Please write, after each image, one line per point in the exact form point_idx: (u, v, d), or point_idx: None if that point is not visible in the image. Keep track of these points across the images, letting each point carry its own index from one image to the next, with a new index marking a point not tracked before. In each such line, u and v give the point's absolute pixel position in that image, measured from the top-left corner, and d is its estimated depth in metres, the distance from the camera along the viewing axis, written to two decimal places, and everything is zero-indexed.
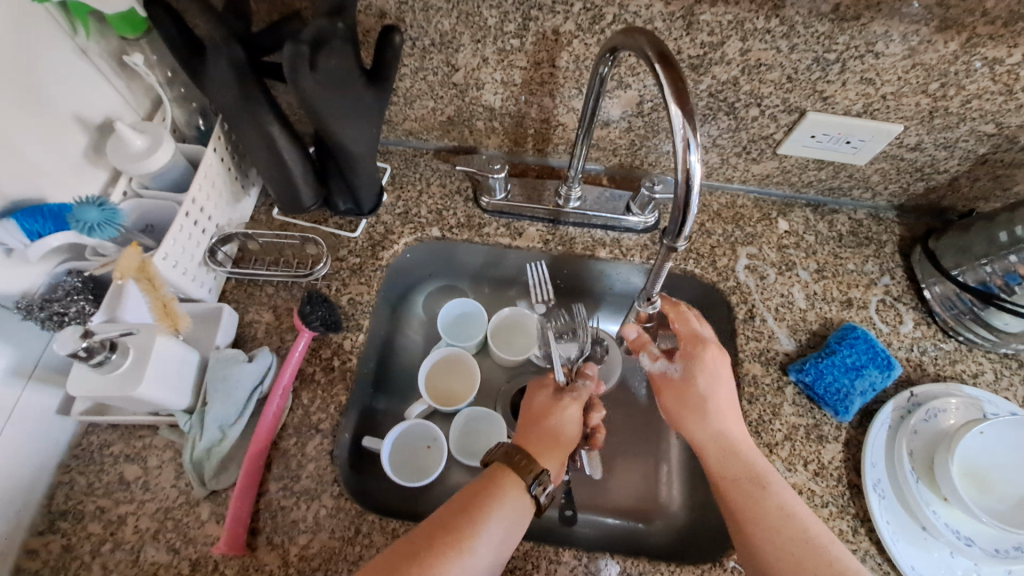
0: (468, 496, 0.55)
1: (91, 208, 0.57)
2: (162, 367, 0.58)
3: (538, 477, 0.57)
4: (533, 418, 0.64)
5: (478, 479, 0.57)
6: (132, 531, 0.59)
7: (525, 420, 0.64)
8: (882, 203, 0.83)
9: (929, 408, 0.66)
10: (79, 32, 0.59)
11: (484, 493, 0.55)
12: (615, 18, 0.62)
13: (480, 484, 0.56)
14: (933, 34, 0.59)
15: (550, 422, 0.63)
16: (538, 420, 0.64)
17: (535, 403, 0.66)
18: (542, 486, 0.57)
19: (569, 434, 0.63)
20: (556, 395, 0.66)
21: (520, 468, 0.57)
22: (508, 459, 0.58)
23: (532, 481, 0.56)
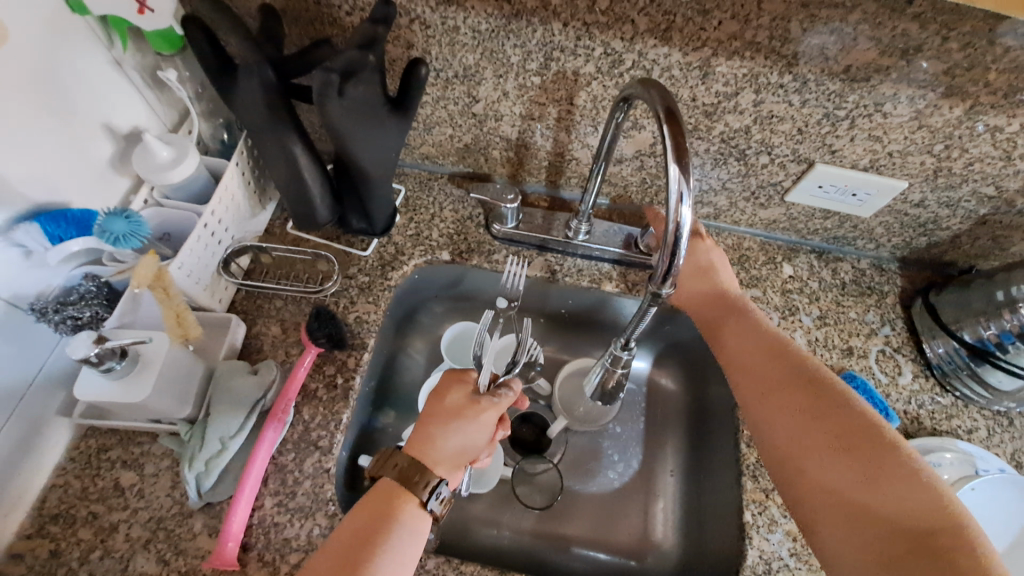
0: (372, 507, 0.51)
1: (118, 219, 0.57)
2: (168, 376, 0.59)
3: (431, 488, 0.52)
4: (438, 417, 0.56)
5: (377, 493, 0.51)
6: (123, 540, 0.59)
7: (428, 414, 0.57)
8: (885, 254, 0.85)
9: (923, 462, 0.67)
10: (115, 44, 0.62)
11: (392, 497, 0.51)
12: (634, 64, 0.64)
13: (386, 487, 0.52)
14: (939, 99, 0.61)
15: (456, 428, 0.55)
16: (446, 420, 0.56)
17: (447, 400, 0.57)
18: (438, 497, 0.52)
19: (475, 443, 0.56)
20: (472, 397, 0.58)
21: (412, 483, 0.51)
22: (398, 471, 0.52)
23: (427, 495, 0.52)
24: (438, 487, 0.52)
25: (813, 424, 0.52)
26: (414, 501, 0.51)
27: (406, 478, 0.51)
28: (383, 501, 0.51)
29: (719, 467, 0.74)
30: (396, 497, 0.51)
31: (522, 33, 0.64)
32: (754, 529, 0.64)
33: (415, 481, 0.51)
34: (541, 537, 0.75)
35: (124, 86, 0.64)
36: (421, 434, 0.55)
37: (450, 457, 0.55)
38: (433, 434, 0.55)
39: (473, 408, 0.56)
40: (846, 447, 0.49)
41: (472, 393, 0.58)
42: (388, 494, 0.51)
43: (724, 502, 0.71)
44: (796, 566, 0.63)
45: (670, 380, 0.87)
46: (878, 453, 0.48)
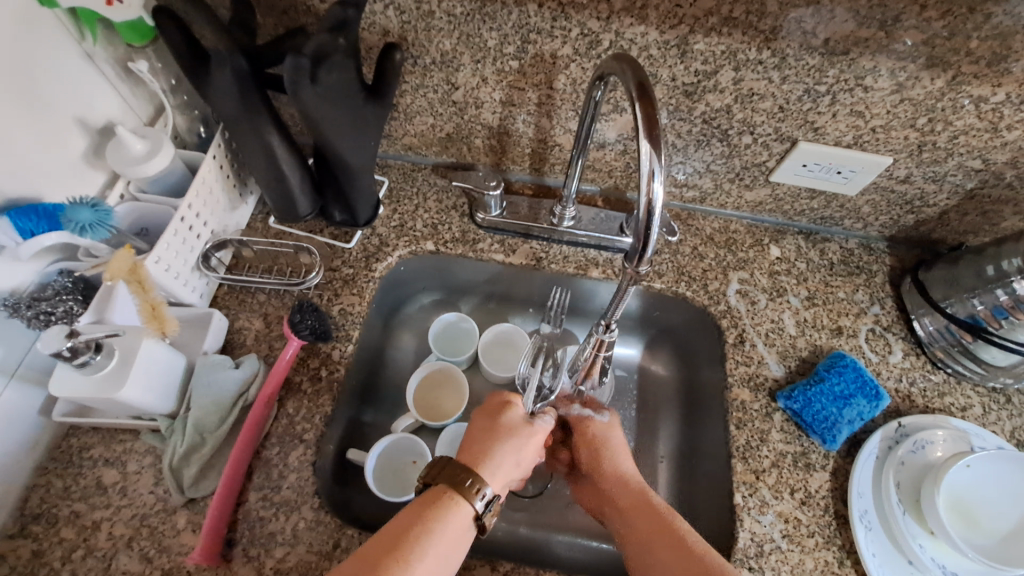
0: (410, 517, 0.51)
1: (84, 208, 0.57)
2: (146, 370, 0.58)
3: (483, 494, 0.53)
4: (490, 435, 0.59)
5: (422, 505, 0.52)
6: (106, 538, 0.58)
7: (480, 433, 0.60)
8: (873, 233, 0.84)
9: (916, 440, 0.65)
10: (86, 37, 0.60)
11: (439, 502, 0.52)
12: (611, 44, 0.64)
13: (434, 493, 0.53)
14: (921, 71, 0.60)
15: (511, 443, 0.59)
16: (499, 436, 0.59)
17: (502, 420, 0.61)
18: (488, 507, 0.53)
19: (524, 463, 0.60)
20: (526, 419, 0.62)
21: (465, 490, 0.53)
22: (454, 479, 0.53)
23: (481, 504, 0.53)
24: (491, 499, 0.54)
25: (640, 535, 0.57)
26: (465, 508, 0.52)
27: (460, 484, 0.53)
28: (430, 510, 0.51)
29: (710, 451, 0.73)
30: (445, 505, 0.52)
31: (498, 16, 0.63)
32: (745, 512, 0.64)
33: (466, 487, 0.53)
34: (534, 528, 0.75)
35: (97, 80, 0.63)
36: (474, 450, 0.58)
37: (503, 473, 0.57)
38: (488, 447, 0.58)
39: (524, 427, 0.61)
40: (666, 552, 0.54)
41: (524, 415, 0.63)
42: (436, 504, 0.52)
43: (716, 487, 0.70)
44: (787, 548, 0.62)
45: (661, 366, 0.86)
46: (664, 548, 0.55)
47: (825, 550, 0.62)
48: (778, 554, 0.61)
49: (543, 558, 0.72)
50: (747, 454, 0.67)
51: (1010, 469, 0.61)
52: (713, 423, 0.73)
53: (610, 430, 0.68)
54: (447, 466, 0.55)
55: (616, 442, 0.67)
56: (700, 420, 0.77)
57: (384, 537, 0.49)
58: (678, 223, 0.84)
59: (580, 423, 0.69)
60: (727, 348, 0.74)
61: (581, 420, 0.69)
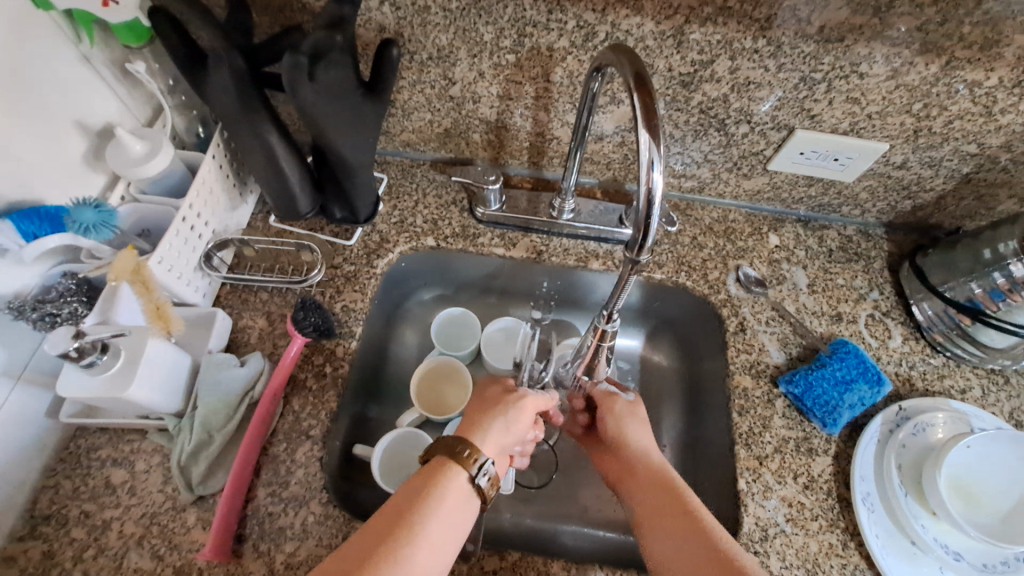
0: (411, 491, 0.51)
1: (87, 209, 0.58)
2: (152, 369, 0.58)
3: (479, 462, 0.53)
4: (485, 407, 0.60)
5: (419, 478, 0.53)
6: (116, 537, 0.59)
7: (477, 408, 0.61)
8: (871, 220, 0.85)
9: (916, 423, 0.66)
10: (82, 40, 0.60)
11: (438, 474, 0.53)
12: (608, 36, 0.64)
13: (433, 466, 0.53)
14: (915, 56, 0.61)
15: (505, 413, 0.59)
16: (492, 407, 0.60)
17: (488, 393, 0.62)
18: (483, 471, 0.54)
19: (517, 427, 0.60)
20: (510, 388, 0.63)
21: (462, 459, 0.53)
22: (450, 450, 0.54)
23: (476, 469, 0.53)
24: (488, 465, 0.54)
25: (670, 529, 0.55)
26: (461, 474, 0.53)
27: (455, 453, 0.54)
28: (425, 485, 0.52)
29: (713, 438, 0.73)
30: (443, 476, 0.52)
31: (494, 10, 0.63)
32: (748, 497, 0.64)
33: (461, 455, 0.53)
34: (540, 518, 0.76)
35: (95, 82, 0.64)
36: (468, 422, 0.59)
37: (499, 439, 0.58)
38: (484, 417, 0.59)
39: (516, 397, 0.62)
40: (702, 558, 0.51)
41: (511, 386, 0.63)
42: (430, 480, 0.52)
43: (720, 473, 0.71)
44: (791, 531, 0.63)
45: (663, 356, 0.86)
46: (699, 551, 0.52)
47: (828, 533, 0.63)
48: (782, 537, 0.62)
49: (550, 548, 0.73)
50: (750, 441, 0.68)
51: (1014, 452, 0.61)
52: (716, 412, 0.74)
53: (634, 407, 0.68)
54: (441, 438, 0.55)
55: (638, 418, 0.67)
56: (703, 409, 0.77)
57: (384, 515, 0.49)
58: (677, 214, 0.84)
59: (604, 399, 0.69)
60: (728, 336, 0.75)
61: (606, 396, 0.69)
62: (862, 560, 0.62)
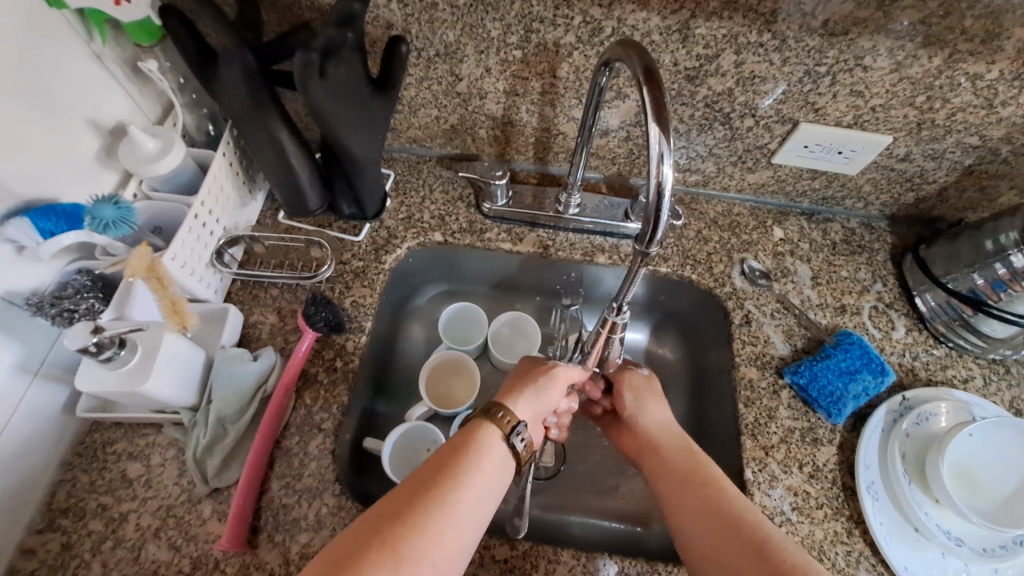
0: (451, 449, 0.52)
1: (107, 206, 0.59)
2: (169, 364, 0.59)
3: (514, 426, 0.55)
4: (521, 378, 0.63)
5: (447, 447, 0.53)
6: (133, 529, 0.60)
7: (517, 378, 0.63)
8: (874, 212, 0.85)
9: (920, 413, 0.67)
10: (95, 38, 0.61)
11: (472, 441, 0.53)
12: (614, 31, 0.64)
13: (471, 429, 0.55)
14: (918, 49, 0.61)
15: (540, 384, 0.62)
16: (523, 378, 0.62)
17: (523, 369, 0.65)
18: (519, 434, 0.55)
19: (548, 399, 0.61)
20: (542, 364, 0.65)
21: (497, 420, 0.55)
22: (487, 412, 0.56)
23: (511, 431, 0.55)
24: (523, 429, 0.55)
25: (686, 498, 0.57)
26: (497, 433, 0.54)
27: (493, 415, 0.55)
28: (462, 448, 0.52)
29: (719, 429, 0.74)
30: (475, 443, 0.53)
31: (500, 6, 0.64)
32: (755, 486, 0.65)
33: (498, 417, 0.55)
34: (549, 510, 0.76)
35: (107, 80, 0.64)
36: (506, 391, 0.61)
37: (535, 408, 0.60)
38: (521, 386, 0.61)
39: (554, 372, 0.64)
40: (717, 526, 0.53)
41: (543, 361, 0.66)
42: (467, 442, 0.53)
43: (726, 464, 0.72)
44: (797, 519, 0.64)
45: (669, 350, 0.87)
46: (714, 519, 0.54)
47: (834, 521, 0.64)
48: (788, 526, 0.63)
49: (559, 539, 0.73)
50: (756, 431, 0.69)
51: (1016, 440, 0.62)
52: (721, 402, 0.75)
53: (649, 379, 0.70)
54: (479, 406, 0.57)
55: (654, 391, 0.69)
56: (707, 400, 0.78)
57: (423, 473, 0.50)
58: (682, 208, 0.85)
59: (618, 373, 0.70)
60: (733, 329, 0.76)
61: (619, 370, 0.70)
62: (867, 547, 0.63)
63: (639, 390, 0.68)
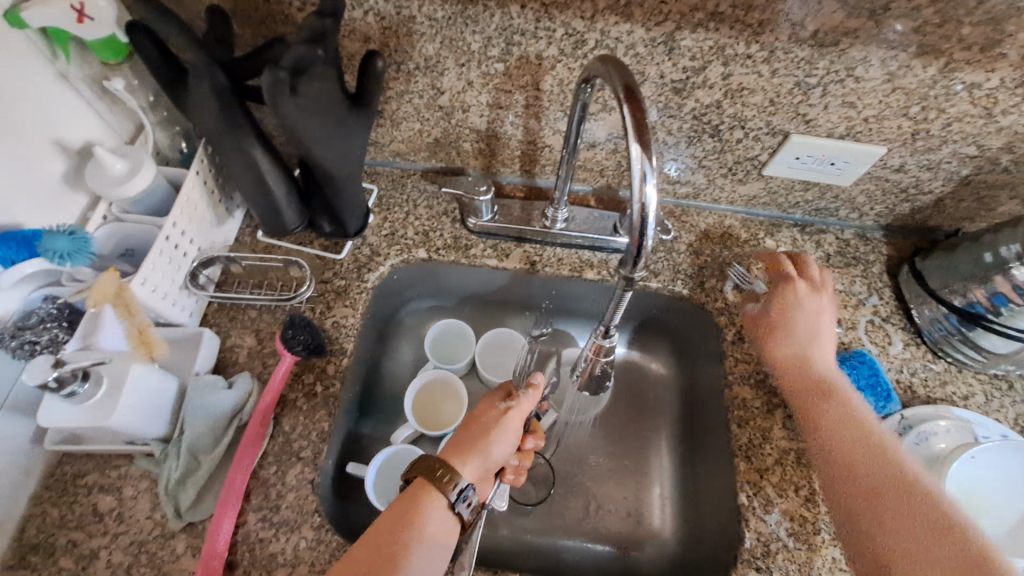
0: (402, 503, 0.51)
1: (61, 237, 0.56)
2: (136, 396, 0.57)
3: (458, 489, 0.52)
4: (472, 427, 0.58)
5: (384, 518, 0.50)
6: (104, 566, 0.57)
7: (467, 427, 0.59)
8: (869, 223, 0.83)
9: (919, 432, 0.65)
10: (59, 58, 0.59)
11: (413, 509, 0.51)
12: (598, 43, 0.62)
13: (416, 487, 0.52)
14: (912, 59, 0.59)
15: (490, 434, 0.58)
16: (476, 427, 0.59)
17: (480, 411, 0.60)
18: (463, 498, 0.52)
19: (500, 449, 0.58)
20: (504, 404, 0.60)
21: (440, 483, 0.52)
22: (430, 473, 0.52)
23: (454, 496, 0.52)
24: (467, 491, 0.53)
25: (861, 500, 0.58)
26: (438, 499, 0.52)
27: (434, 476, 0.52)
28: (414, 498, 0.52)
29: (712, 449, 0.72)
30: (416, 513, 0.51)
31: (480, 19, 0.62)
32: (749, 511, 0.63)
33: (441, 480, 0.52)
34: (539, 534, 0.74)
35: (73, 100, 0.62)
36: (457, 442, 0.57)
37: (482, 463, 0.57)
38: (472, 441, 0.57)
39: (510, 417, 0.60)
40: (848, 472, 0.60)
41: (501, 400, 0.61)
42: (419, 492, 0.52)
43: (720, 487, 0.69)
44: (794, 546, 0.61)
45: (661, 365, 0.85)
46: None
47: (832, 546, 0.62)
48: (784, 552, 0.61)
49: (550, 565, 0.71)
50: (750, 453, 0.67)
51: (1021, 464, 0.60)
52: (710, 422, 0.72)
53: None
54: (424, 459, 0.54)
55: None
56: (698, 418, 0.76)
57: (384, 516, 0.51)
58: (672, 220, 0.83)
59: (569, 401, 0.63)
60: (726, 345, 0.74)
61: None
62: None
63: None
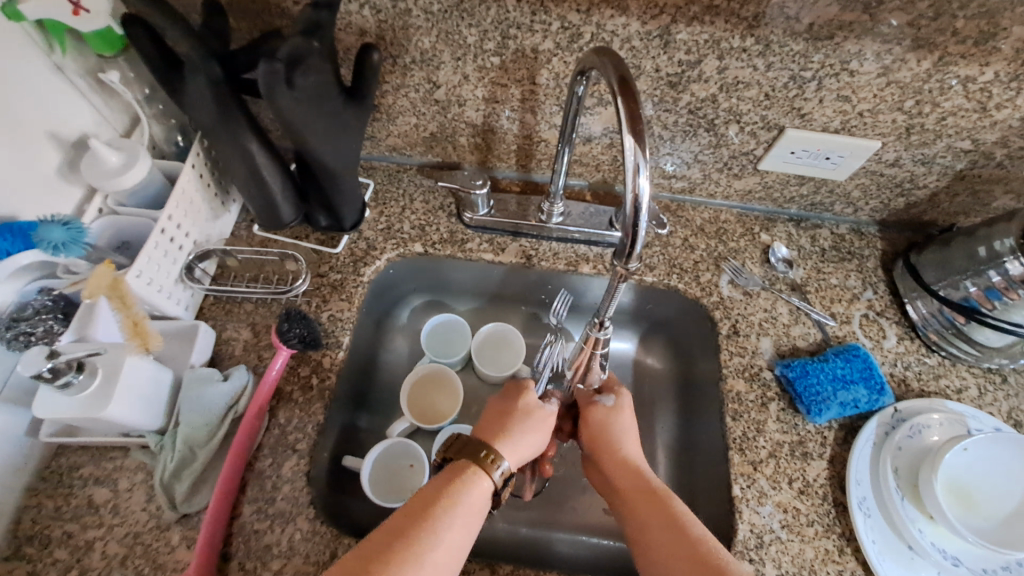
0: (441, 482, 0.52)
1: (56, 227, 0.56)
2: (131, 386, 0.57)
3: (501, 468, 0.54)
4: (502, 417, 0.61)
5: (424, 492, 0.51)
6: (99, 557, 0.57)
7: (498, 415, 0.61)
8: (864, 218, 0.84)
9: (912, 425, 0.65)
10: (55, 50, 0.59)
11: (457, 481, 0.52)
12: (593, 37, 0.63)
13: (457, 467, 0.54)
14: (906, 53, 0.60)
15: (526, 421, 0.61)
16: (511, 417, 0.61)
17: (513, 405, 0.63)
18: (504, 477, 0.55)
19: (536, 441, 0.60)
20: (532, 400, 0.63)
21: (486, 463, 0.54)
22: (475, 454, 0.54)
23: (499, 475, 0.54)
24: (508, 474, 0.55)
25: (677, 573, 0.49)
26: (484, 476, 0.53)
27: (479, 457, 0.54)
28: (453, 476, 0.53)
29: (707, 443, 0.73)
30: (459, 486, 0.52)
31: (476, 12, 0.62)
32: (743, 503, 0.63)
33: (486, 461, 0.54)
34: (534, 527, 0.75)
35: (69, 92, 0.62)
36: (491, 427, 0.59)
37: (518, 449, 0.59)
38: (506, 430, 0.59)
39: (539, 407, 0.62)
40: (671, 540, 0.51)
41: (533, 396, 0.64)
42: (459, 471, 0.53)
43: (714, 480, 0.69)
44: (787, 538, 0.62)
45: (657, 359, 0.85)
46: (663, 529, 0.52)
47: (825, 538, 0.62)
48: (778, 544, 0.61)
49: (546, 558, 0.72)
50: (744, 446, 0.67)
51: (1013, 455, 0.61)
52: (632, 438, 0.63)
53: (615, 412, 0.64)
54: (465, 442, 0.56)
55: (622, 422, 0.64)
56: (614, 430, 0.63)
57: (415, 499, 0.51)
58: (668, 215, 0.83)
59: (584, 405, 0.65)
60: (721, 339, 0.74)
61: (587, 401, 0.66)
62: (859, 566, 0.61)
63: (603, 423, 0.64)
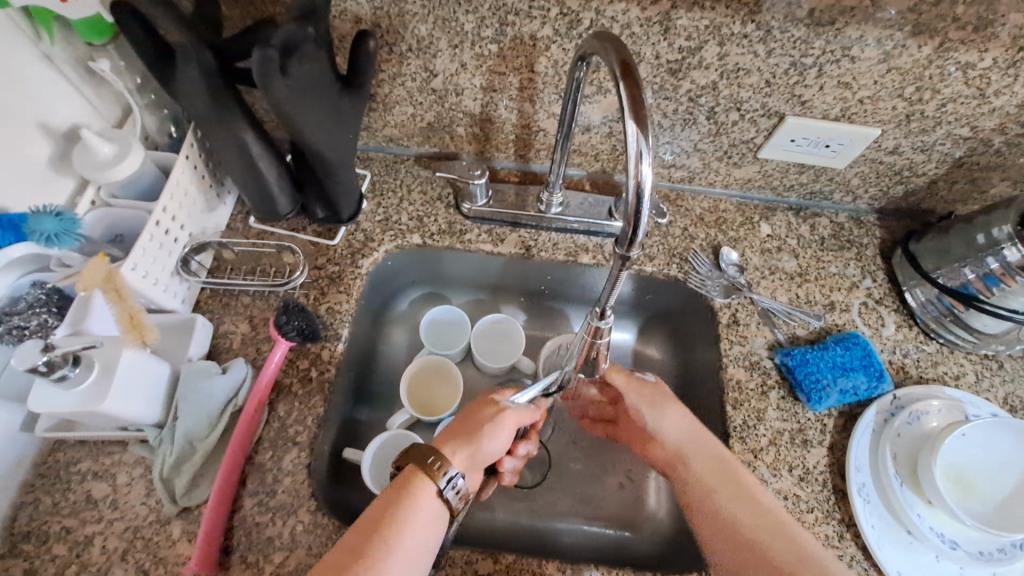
0: (396, 489, 0.53)
1: (47, 217, 0.56)
2: (128, 382, 0.56)
3: (448, 476, 0.53)
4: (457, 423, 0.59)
5: (385, 497, 0.52)
6: (100, 552, 0.57)
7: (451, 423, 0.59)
8: (863, 206, 0.84)
9: (912, 412, 0.65)
10: (43, 39, 0.57)
11: (409, 488, 0.52)
12: (592, 23, 0.62)
13: (407, 476, 0.53)
14: (908, 38, 0.59)
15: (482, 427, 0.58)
16: (466, 421, 0.59)
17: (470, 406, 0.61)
18: (452, 485, 0.53)
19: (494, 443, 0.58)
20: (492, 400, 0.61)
21: (431, 471, 0.53)
22: (421, 461, 0.54)
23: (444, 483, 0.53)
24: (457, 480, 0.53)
25: None
26: (429, 484, 0.52)
27: (425, 462, 0.53)
28: (405, 485, 0.53)
29: (708, 431, 0.73)
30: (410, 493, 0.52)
31: None
32: None
33: (432, 467, 0.53)
34: (535, 518, 0.75)
35: (59, 82, 0.61)
36: (446, 433, 0.58)
37: (471, 454, 0.56)
38: (461, 431, 0.58)
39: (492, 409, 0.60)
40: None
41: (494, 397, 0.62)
42: (408, 480, 0.53)
43: None
44: None
45: (656, 350, 0.85)
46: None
47: (825, 525, 0.62)
48: None
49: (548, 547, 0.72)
50: (745, 434, 0.67)
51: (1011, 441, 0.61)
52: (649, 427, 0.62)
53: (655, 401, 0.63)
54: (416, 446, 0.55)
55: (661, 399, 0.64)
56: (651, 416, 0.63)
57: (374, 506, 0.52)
58: (667, 205, 0.83)
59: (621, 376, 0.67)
60: (722, 329, 0.74)
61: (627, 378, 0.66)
62: (859, 551, 0.61)
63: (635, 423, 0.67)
